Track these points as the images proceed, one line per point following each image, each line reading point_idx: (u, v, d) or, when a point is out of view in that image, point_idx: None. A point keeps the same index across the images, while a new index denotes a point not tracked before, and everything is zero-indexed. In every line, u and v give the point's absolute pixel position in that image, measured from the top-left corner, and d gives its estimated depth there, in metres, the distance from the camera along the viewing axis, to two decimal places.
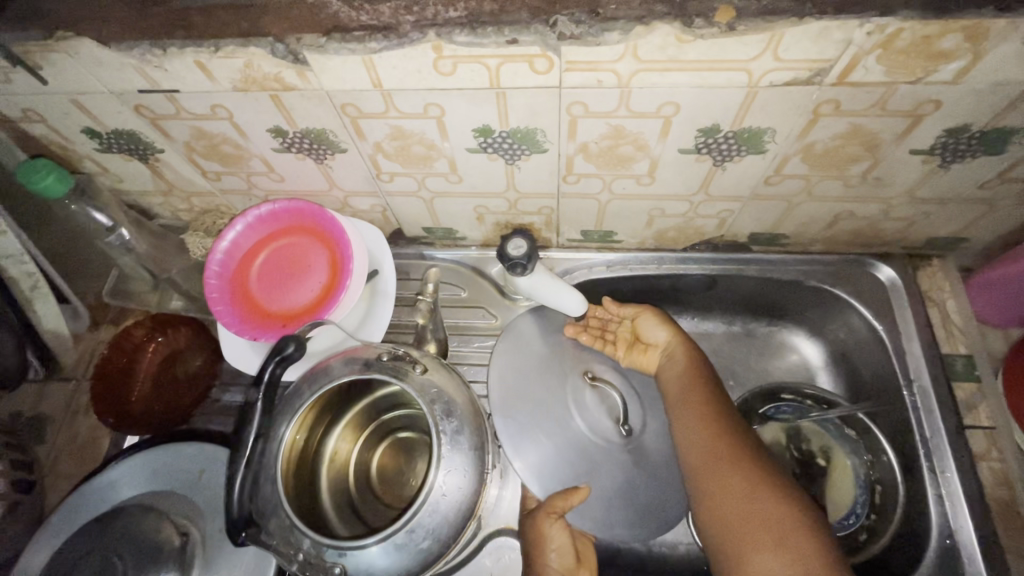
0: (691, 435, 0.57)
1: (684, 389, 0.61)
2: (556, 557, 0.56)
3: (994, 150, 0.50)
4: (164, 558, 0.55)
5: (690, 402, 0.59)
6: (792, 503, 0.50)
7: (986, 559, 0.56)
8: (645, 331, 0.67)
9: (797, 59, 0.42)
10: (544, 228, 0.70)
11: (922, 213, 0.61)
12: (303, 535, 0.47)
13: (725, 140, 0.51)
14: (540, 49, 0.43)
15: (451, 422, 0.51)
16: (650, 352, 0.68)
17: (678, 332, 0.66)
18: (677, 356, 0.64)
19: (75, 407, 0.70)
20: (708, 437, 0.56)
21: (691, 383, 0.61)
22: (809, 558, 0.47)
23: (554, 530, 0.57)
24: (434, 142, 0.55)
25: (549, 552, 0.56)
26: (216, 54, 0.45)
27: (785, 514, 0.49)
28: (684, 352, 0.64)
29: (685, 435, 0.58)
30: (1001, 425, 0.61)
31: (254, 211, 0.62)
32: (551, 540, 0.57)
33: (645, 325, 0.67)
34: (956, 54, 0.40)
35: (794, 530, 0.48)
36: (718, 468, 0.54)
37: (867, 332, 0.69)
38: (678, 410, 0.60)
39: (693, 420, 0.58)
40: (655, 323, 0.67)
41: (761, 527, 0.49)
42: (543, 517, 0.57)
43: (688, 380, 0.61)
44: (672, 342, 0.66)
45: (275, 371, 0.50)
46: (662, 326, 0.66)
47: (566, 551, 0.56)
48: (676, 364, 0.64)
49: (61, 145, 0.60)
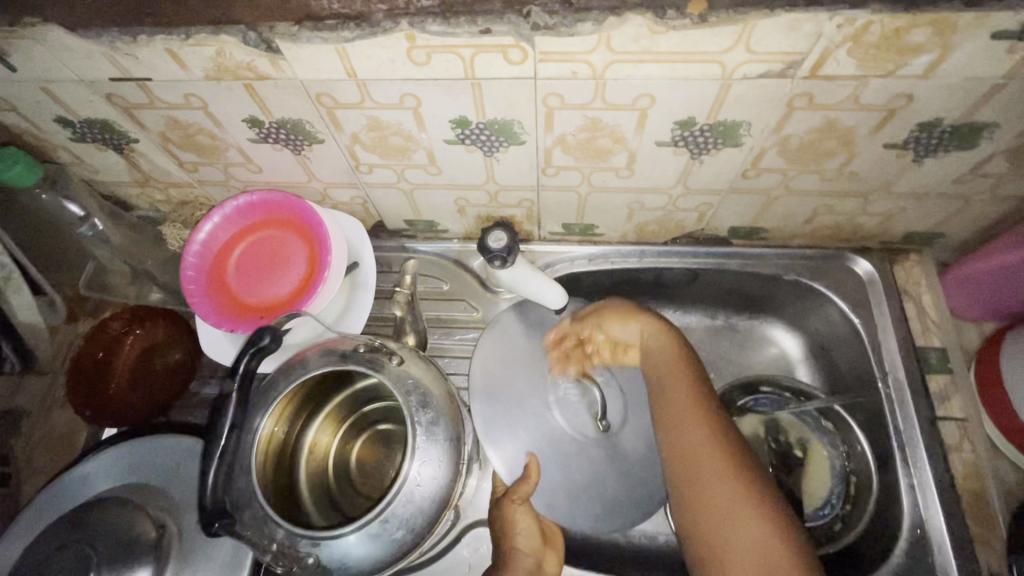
0: (677, 435, 0.56)
1: (671, 384, 0.59)
2: (524, 539, 0.58)
3: (967, 145, 0.51)
4: (139, 553, 0.54)
5: (677, 400, 0.58)
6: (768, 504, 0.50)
7: (956, 548, 0.57)
8: (616, 330, 0.65)
9: (769, 51, 0.42)
10: (525, 221, 0.70)
11: (898, 208, 0.62)
12: (277, 525, 0.47)
13: (702, 133, 0.51)
14: (513, 40, 0.42)
15: (426, 413, 0.51)
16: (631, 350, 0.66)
17: (654, 326, 0.63)
18: (662, 347, 0.62)
19: (51, 401, 0.69)
20: (694, 439, 0.55)
21: (678, 378, 0.59)
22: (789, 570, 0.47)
23: (520, 513, 0.59)
24: (411, 133, 0.54)
25: (518, 535, 0.58)
26: (187, 42, 0.45)
27: (768, 521, 0.49)
28: (664, 342, 0.62)
29: (672, 434, 0.56)
30: (973, 417, 0.62)
31: (231, 203, 0.61)
32: (518, 523, 0.59)
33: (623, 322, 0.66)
34: (925, 48, 0.41)
35: (776, 540, 0.48)
36: (704, 473, 0.53)
37: (845, 325, 0.69)
38: (664, 406, 0.59)
39: (681, 419, 0.56)
40: (625, 320, 0.65)
41: (743, 536, 0.49)
42: (507, 502, 0.59)
43: (674, 375, 0.59)
44: (649, 337, 0.64)
45: (250, 363, 0.50)
46: (634, 323, 0.64)
47: (532, 532, 0.59)
48: (655, 359, 0.62)
49: (32, 134, 0.59)
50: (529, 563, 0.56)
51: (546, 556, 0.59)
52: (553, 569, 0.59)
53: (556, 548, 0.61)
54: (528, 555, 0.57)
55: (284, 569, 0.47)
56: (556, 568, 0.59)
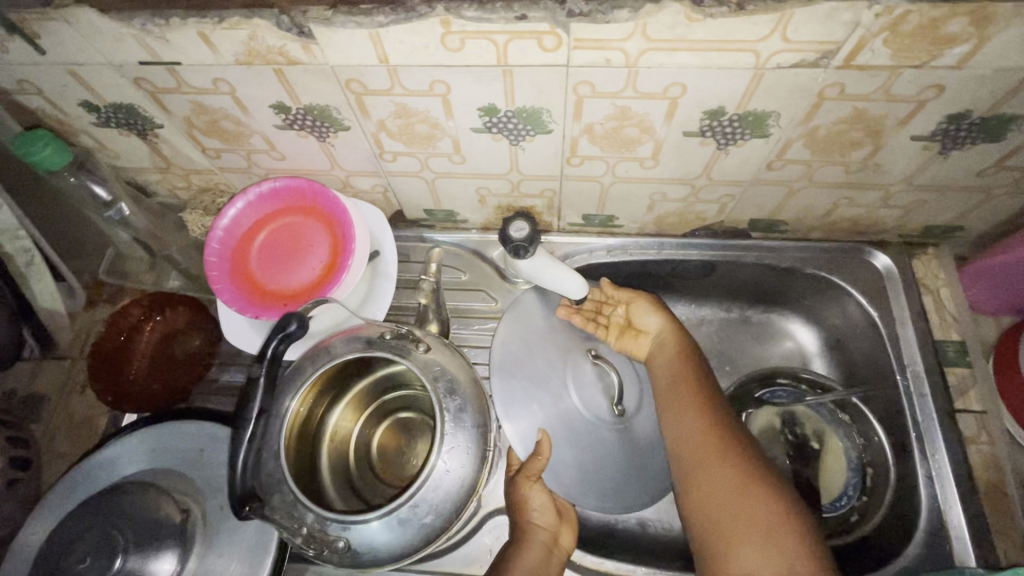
0: (683, 431, 0.57)
1: (676, 383, 0.60)
2: (539, 515, 0.60)
3: (994, 137, 0.51)
4: (166, 536, 0.55)
5: (684, 398, 0.59)
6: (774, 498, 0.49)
7: (974, 538, 0.58)
8: (638, 317, 0.68)
9: (805, 40, 0.42)
10: (545, 212, 0.70)
11: (919, 201, 0.62)
12: (307, 509, 0.47)
13: (730, 122, 0.51)
14: (549, 26, 0.42)
15: (454, 400, 0.51)
16: (641, 338, 0.68)
17: (670, 320, 0.66)
18: (668, 349, 0.64)
19: (72, 385, 0.70)
20: (701, 435, 0.55)
21: (685, 376, 0.60)
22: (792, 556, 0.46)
23: (535, 491, 0.61)
24: (438, 121, 0.54)
25: (532, 512, 0.60)
26: (220, 25, 0.44)
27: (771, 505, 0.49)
28: (673, 340, 0.65)
29: (679, 433, 0.57)
30: (991, 410, 0.63)
31: (254, 189, 0.61)
32: (532, 501, 0.60)
33: (638, 312, 0.68)
34: (962, 38, 0.41)
35: (774, 520, 0.48)
36: (706, 464, 0.53)
37: (863, 318, 0.70)
38: (670, 406, 0.59)
39: (685, 413, 0.58)
40: (648, 308, 0.67)
41: (750, 526, 0.48)
42: (524, 480, 0.61)
43: (680, 374, 0.61)
44: (666, 329, 0.66)
45: (278, 348, 0.50)
46: (655, 313, 0.67)
47: (547, 509, 0.61)
48: (667, 352, 0.64)
49: (56, 119, 0.59)
50: (544, 538, 0.59)
51: (561, 531, 0.61)
52: (569, 544, 0.61)
53: (571, 523, 0.62)
54: (542, 530, 0.59)
55: (314, 553, 0.48)
56: (570, 544, 0.61)
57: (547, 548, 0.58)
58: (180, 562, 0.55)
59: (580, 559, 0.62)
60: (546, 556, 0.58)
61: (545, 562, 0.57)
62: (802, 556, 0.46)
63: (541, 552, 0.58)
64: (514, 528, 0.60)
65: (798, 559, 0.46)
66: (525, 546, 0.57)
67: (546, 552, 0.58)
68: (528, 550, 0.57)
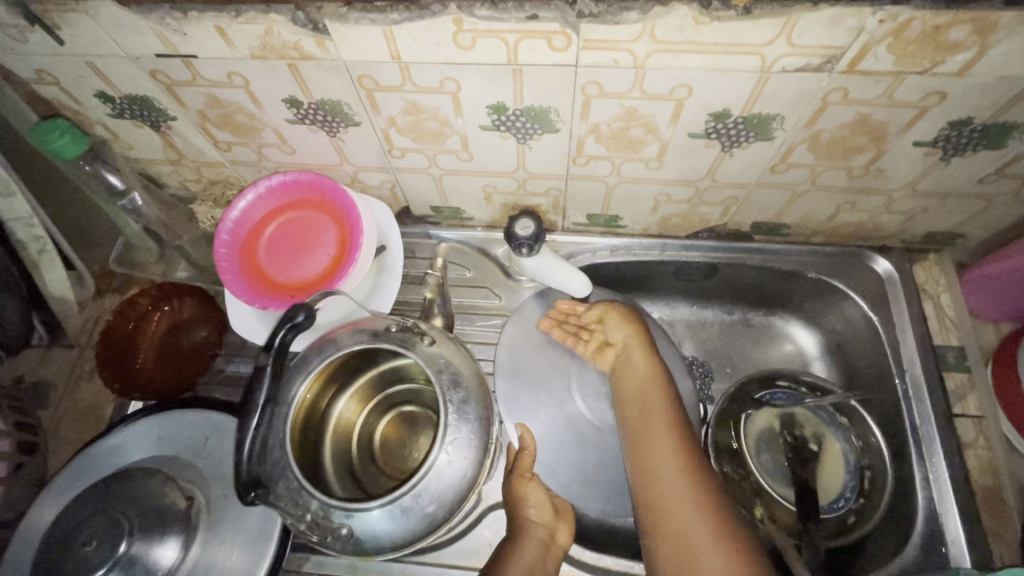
0: (647, 446, 0.55)
1: (644, 397, 0.59)
2: (535, 511, 0.59)
3: (995, 145, 0.52)
4: (171, 522, 0.55)
5: (651, 413, 0.57)
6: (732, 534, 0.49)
7: (970, 542, 0.58)
8: (609, 331, 0.66)
9: (810, 44, 0.42)
10: (550, 211, 0.71)
11: (921, 207, 0.63)
12: (312, 496, 0.48)
13: (736, 125, 0.52)
14: (559, 27, 0.43)
15: (457, 392, 0.52)
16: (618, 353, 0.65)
17: (640, 332, 0.64)
18: (637, 359, 0.62)
19: (79, 372, 0.71)
20: (668, 451, 0.54)
21: (653, 397, 0.59)
22: None
23: (531, 488, 0.60)
24: (448, 118, 0.55)
25: (529, 508, 0.59)
26: (237, 20, 0.45)
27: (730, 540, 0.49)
28: (643, 352, 0.63)
29: (642, 447, 0.56)
30: (989, 415, 0.63)
31: (265, 181, 0.62)
32: (528, 497, 0.60)
33: (609, 324, 0.66)
34: (965, 46, 0.41)
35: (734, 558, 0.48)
36: (670, 479, 0.53)
37: (863, 322, 0.70)
38: (635, 420, 0.58)
39: (647, 438, 0.56)
40: (619, 320, 0.65)
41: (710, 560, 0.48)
42: (518, 478, 0.61)
43: (648, 388, 0.60)
44: (632, 341, 0.63)
45: (286, 337, 0.50)
46: (625, 325, 0.65)
47: (544, 505, 0.60)
48: (637, 363, 0.62)
49: (72, 109, 0.60)
50: (541, 534, 0.57)
51: (557, 529, 0.59)
52: (565, 541, 0.60)
53: (568, 521, 0.61)
54: (539, 526, 0.58)
55: (318, 539, 0.48)
56: (567, 541, 0.60)
57: (544, 545, 0.57)
58: (184, 548, 0.55)
59: (579, 554, 0.63)
60: (544, 554, 0.56)
61: (542, 559, 0.56)
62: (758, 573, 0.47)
63: (538, 549, 0.56)
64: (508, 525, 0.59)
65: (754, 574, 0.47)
66: (522, 543, 0.56)
67: (542, 550, 0.56)
68: (524, 546, 0.56)
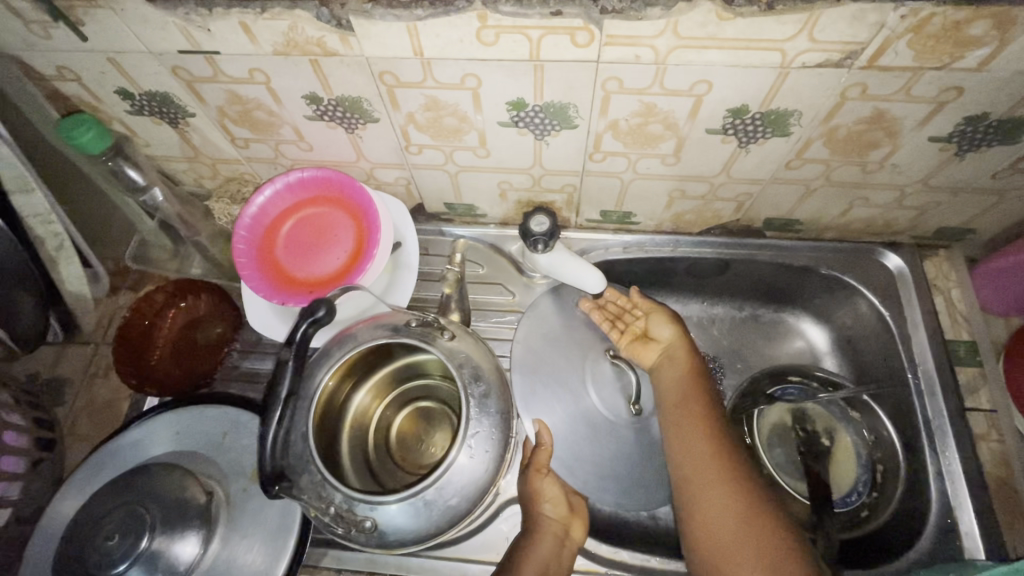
0: (688, 450, 0.56)
1: (683, 400, 0.60)
2: (550, 507, 0.59)
3: (1010, 140, 0.52)
4: (191, 517, 0.55)
5: (690, 414, 0.58)
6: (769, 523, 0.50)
7: (984, 534, 0.59)
8: (652, 327, 0.66)
9: (831, 40, 0.43)
10: (564, 208, 0.72)
11: (933, 203, 0.63)
12: (336, 489, 0.48)
13: (752, 121, 0.53)
14: (582, 23, 0.44)
15: (478, 386, 0.52)
16: (653, 347, 0.66)
17: (682, 332, 0.65)
18: (676, 362, 0.63)
19: (94, 369, 0.71)
20: (708, 457, 0.55)
21: (690, 392, 0.60)
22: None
23: (546, 483, 0.61)
24: (467, 114, 0.56)
25: (545, 503, 0.59)
26: (262, 15, 0.46)
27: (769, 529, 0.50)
28: (684, 352, 0.64)
29: (682, 452, 0.56)
30: (1001, 408, 0.64)
31: (283, 178, 0.62)
32: (544, 493, 0.60)
33: (653, 321, 0.66)
34: (983, 41, 0.42)
35: (772, 544, 0.49)
36: (709, 484, 0.53)
37: (874, 318, 0.71)
38: (675, 421, 0.59)
39: (685, 432, 0.57)
40: (664, 319, 0.66)
41: (748, 550, 0.49)
42: (534, 473, 0.61)
43: (688, 391, 0.60)
44: (675, 341, 0.65)
45: (307, 331, 0.51)
46: (670, 324, 0.65)
47: (559, 501, 0.60)
48: (676, 365, 0.63)
49: (91, 106, 0.60)
50: (555, 529, 0.58)
51: (572, 524, 0.60)
52: (580, 537, 0.60)
53: (583, 517, 0.61)
54: (553, 521, 0.59)
55: (342, 532, 0.49)
56: (581, 536, 0.60)
57: (558, 539, 0.57)
58: (203, 545, 0.55)
59: (596, 548, 0.63)
60: (557, 548, 0.57)
61: (557, 553, 0.57)
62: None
63: (552, 544, 0.57)
64: (524, 520, 0.59)
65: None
66: (535, 538, 0.57)
67: (557, 544, 0.57)
68: (539, 541, 0.56)
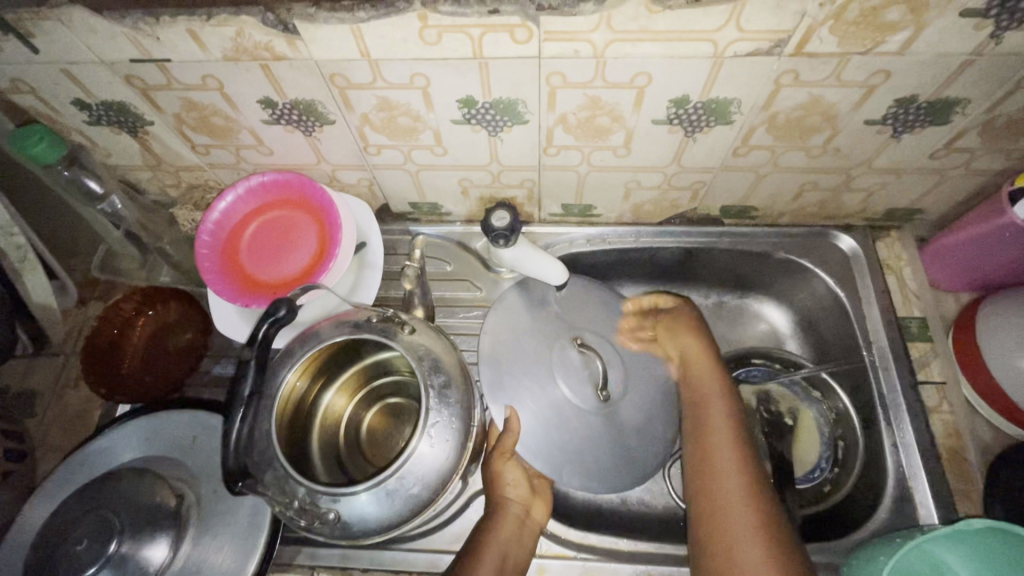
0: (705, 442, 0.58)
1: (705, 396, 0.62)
2: (512, 489, 0.63)
3: (941, 120, 0.54)
4: (161, 519, 0.56)
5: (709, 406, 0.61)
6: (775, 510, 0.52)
7: (937, 502, 0.61)
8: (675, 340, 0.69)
9: (758, 29, 0.45)
10: (526, 203, 0.73)
11: (880, 184, 0.66)
12: (298, 483, 0.49)
13: (695, 110, 0.54)
14: (520, 20, 0.45)
15: (439, 376, 0.53)
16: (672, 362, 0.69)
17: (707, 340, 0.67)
18: (702, 369, 0.65)
19: (64, 380, 0.72)
20: (725, 448, 0.57)
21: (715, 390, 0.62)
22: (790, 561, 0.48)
23: (509, 466, 0.64)
24: (420, 113, 0.57)
25: (506, 486, 0.63)
26: (208, 22, 0.47)
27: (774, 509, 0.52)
28: (707, 358, 0.66)
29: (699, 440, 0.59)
30: (951, 380, 0.66)
31: (244, 183, 0.63)
32: (506, 476, 0.64)
33: (673, 334, 0.69)
34: (901, 25, 0.44)
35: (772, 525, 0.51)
36: (728, 474, 0.55)
37: (831, 298, 0.73)
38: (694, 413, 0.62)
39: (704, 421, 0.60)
40: (684, 331, 0.69)
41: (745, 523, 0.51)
42: (497, 458, 0.64)
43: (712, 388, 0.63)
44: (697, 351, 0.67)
45: (269, 331, 0.51)
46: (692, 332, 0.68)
47: (520, 483, 0.64)
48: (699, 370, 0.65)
49: (48, 117, 0.60)
50: (517, 511, 0.61)
51: (533, 505, 0.63)
52: (541, 517, 0.63)
53: (544, 498, 0.65)
54: (516, 503, 0.62)
55: (305, 525, 0.49)
56: (543, 517, 0.63)
57: (519, 521, 0.61)
58: (174, 547, 0.56)
59: (563, 533, 0.64)
60: (519, 529, 0.60)
61: (518, 534, 0.60)
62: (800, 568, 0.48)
63: (514, 525, 0.60)
64: (489, 503, 0.62)
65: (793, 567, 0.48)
66: (499, 520, 0.60)
67: (518, 525, 0.60)
68: (502, 521, 0.59)
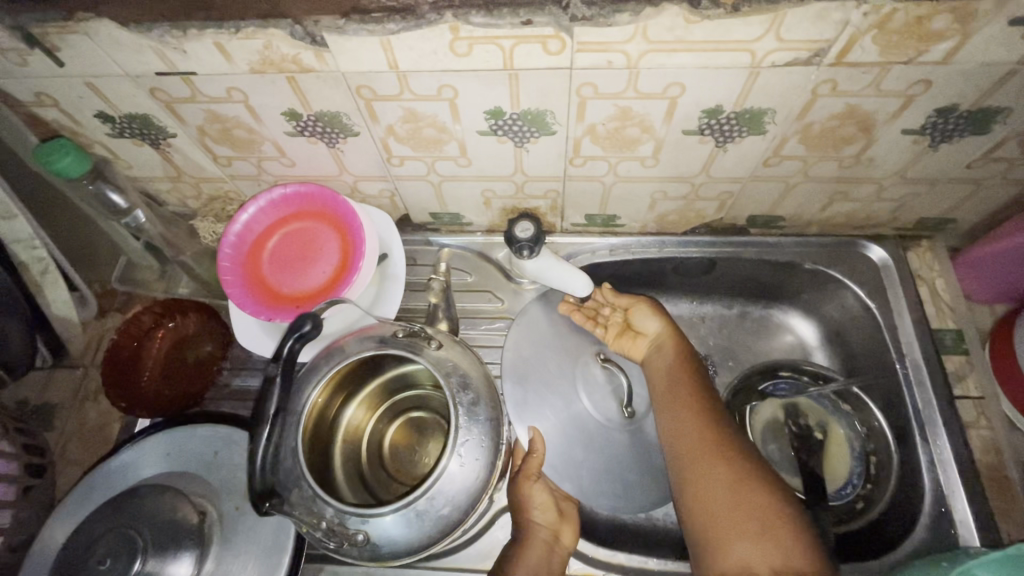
0: (681, 431, 0.57)
1: (672, 385, 0.61)
2: (540, 513, 0.60)
3: (982, 130, 0.53)
4: (184, 537, 0.55)
5: (678, 394, 0.59)
6: (767, 494, 0.50)
7: (978, 522, 0.59)
8: (639, 320, 0.68)
9: (797, 39, 0.44)
10: (549, 213, 0.72)
11: (912, 194, 0.64)
12: (326, 504, 0.48)
13: (727, 121, 0.53)
14: (553, 31, 0.44)
15: (467, 394, 0.52)
16: (639, 340, 0.68)
17: (668, 322, 0.66)
18: (667, 357, 0.64)
19: (84, 393, 0.71)
20: (700, 435, 0.55)
21: (682, 377, 0.61)
22: (787, 543, 0.47)
23: (535, 490, 0.61)
24: (446, 125, 0.56)
25: (534, 510, 0.60)
26: (236, 35, 0.46)
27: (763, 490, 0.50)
28: (672, 344, 0.64)
29: (674, 430, 0.57)
30: (989, 395, 0.65)
31: (266, 194, 0.63)
32: (532, 500, 0.61)
33: (638, 314, 0.68)
34: (946, 34, 0.43)
35: (765, 507, 0.49)
36: (708, 461, 0.53)
37: (860, 309, 0.71)
38: (664, 402, 0.60)
39: (676, 412, 0.58)
40: (648, 312, 0.67)
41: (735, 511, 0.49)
42: (522, 480, 0.62)
43: (677, 374, 0.61)
44: (664, 333, 0.66)
45: (294, 347, 0.50)
46: (655, 317, 0.67)
47: (548, 508, 0.61)
48: (665, 355, 0.64)
49: (71, 130, 0.60)
50: (544, 536, 0.59)
51: (562, 529, 0.61)
52: (570, 542, 0.61)
53: (573, 521, 0.62)
54: (543, 528, 0.60)
55: (334, 547, 0.48)
56: (571, 541, 0.61)
57: (547, 547, 0.58)
58: (197, 564, 0.55)
59: (593, 552, 0.63)
60: (547, 555, 0.58)
61: (546, 560, 0.57)
62: (798, 548, 0.47)
63: (542, 551, 0.58)
64: (515, 527, 0.60)
65: (791, 550, 0.46)
66: (525, 545, 0.58)
67: (546, 551, 0.58)
68: (529, 548, 0.57)
